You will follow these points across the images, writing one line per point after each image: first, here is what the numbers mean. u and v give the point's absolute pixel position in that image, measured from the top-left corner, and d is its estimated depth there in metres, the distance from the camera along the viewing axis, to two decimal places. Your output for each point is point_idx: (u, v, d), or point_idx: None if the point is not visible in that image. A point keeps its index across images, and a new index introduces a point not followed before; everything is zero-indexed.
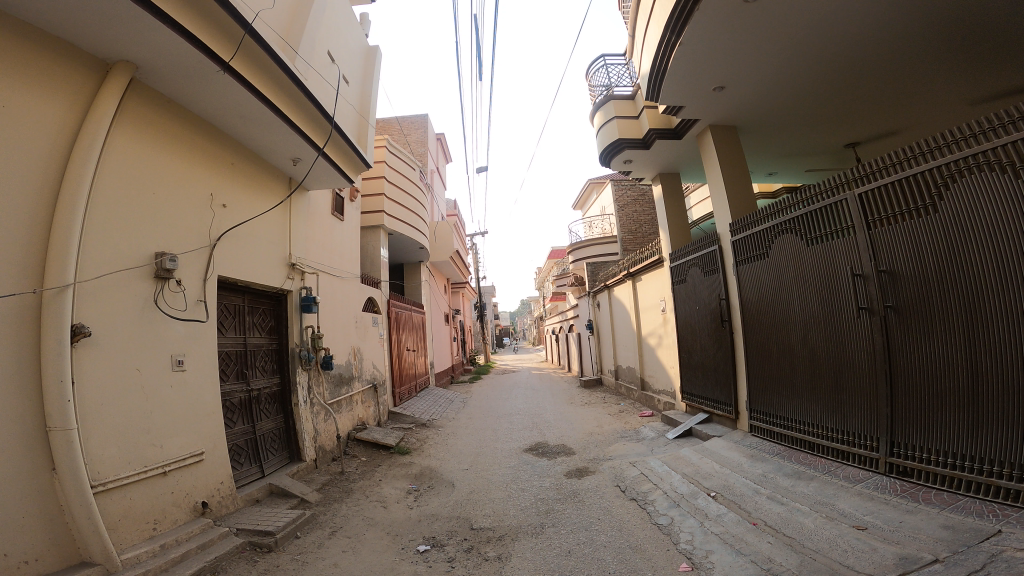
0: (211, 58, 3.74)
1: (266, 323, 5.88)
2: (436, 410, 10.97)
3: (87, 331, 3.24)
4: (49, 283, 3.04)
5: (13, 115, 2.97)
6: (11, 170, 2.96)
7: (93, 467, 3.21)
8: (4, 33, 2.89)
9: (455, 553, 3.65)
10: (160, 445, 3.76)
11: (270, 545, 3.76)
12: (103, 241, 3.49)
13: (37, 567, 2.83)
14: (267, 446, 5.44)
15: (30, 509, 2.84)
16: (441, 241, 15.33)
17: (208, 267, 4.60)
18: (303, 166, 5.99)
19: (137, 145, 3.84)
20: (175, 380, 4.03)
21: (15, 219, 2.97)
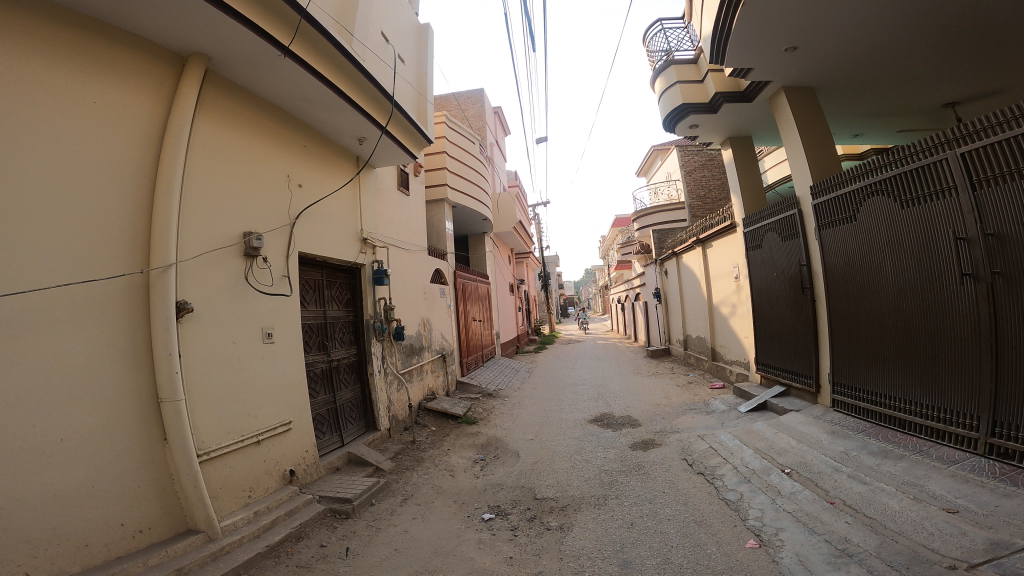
0: (284, 53, 3.97)
1: (343, 296, 6.19)
2: (502, 379, 11.25)
3: (190, 307, 3.56)
4: (155, 263, 3.35)
5: (110, 114, 3.25)
6: (114, 163, 3.26)
7: (201, 437, 3.58)
8: (95, 36, 3.16)
9: (518, 522, 3.79)
10: (253, 415, 4.11)
11: (348, 512, 4.05)
12: (199, 229, 3.80)
13: (149, 536, 3.16)
14: (346, 415, 5.81)
15: (144, 478, 3.19)
16: (504, 211, 15.38)
17: (290, 244, 4.88)
18: (368, 144, 6.14)
19: (220, 137, 4.09)
20: (266, 351, 4.37)
21: (121, 211, 3.27)
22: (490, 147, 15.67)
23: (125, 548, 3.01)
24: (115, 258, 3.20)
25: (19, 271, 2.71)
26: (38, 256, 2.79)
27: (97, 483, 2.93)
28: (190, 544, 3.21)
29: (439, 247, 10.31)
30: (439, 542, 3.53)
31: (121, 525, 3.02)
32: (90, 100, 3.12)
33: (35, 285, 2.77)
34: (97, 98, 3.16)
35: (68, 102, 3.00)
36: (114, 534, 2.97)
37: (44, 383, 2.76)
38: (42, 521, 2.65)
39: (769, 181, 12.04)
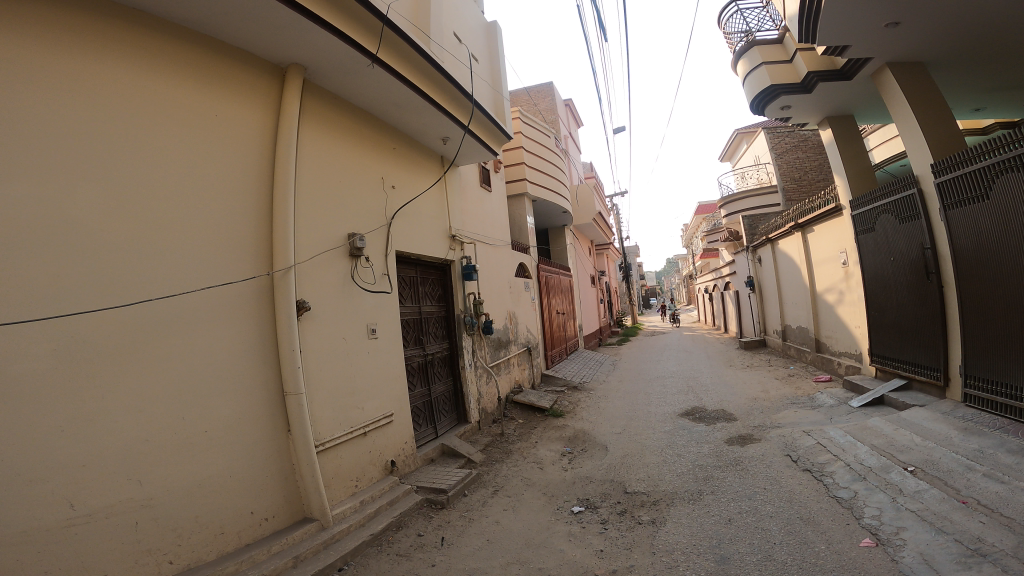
0: (375, 62, 4.22)
1: (436, 292, 6.42)
2: (587, 372, 11.19)
3: (307, 306, 3.87)
4: (277, 267, 3.68)
5: (229, 132, 3.56)
6: (237, 173, 3.59)
7: (319, 427, 3.87)
8: (212, 55, 3.47)
9: (608, 515, 3.78)
10: (360, 407, 4.37)
11: (443, 502, 4.21)
12: (310, 234, 4.09)
13: (272, 523, 3.44)
14: (440, 408, 6.03)
15: (268, 468, 3.47)
16: (583, 203, 15.26)
17: (388, 244, 5.13)
18: (452, 144, 6.30)
19: (321, 148, 4.38)
20: (370, 346, 4.63)
21: (243, 221, 3.58)
22: (566, 140, 15.60)
23: (251, 533, 3.29)
24: (240, 265, 3.51)
25: (165, 280, 3.03)
26: (178, 266, 3.11)
27: (230, 472, 3.22)
28: (307, 532, 3.45)
29: (522, 241, 10.41)
30: (531, 533, 3.59)
31: (250, 513, 3.31)
32: (212, 119, 3.44)
33: (178, 291, 3.09)
34: (218, 113, 3.49)
35: (196, 116, 3.33)
36: (243, 521, 3.25)
37: (188, 381, 3.07)
38: (186, 511, 2.95)
39: (876, 160, 11.12)
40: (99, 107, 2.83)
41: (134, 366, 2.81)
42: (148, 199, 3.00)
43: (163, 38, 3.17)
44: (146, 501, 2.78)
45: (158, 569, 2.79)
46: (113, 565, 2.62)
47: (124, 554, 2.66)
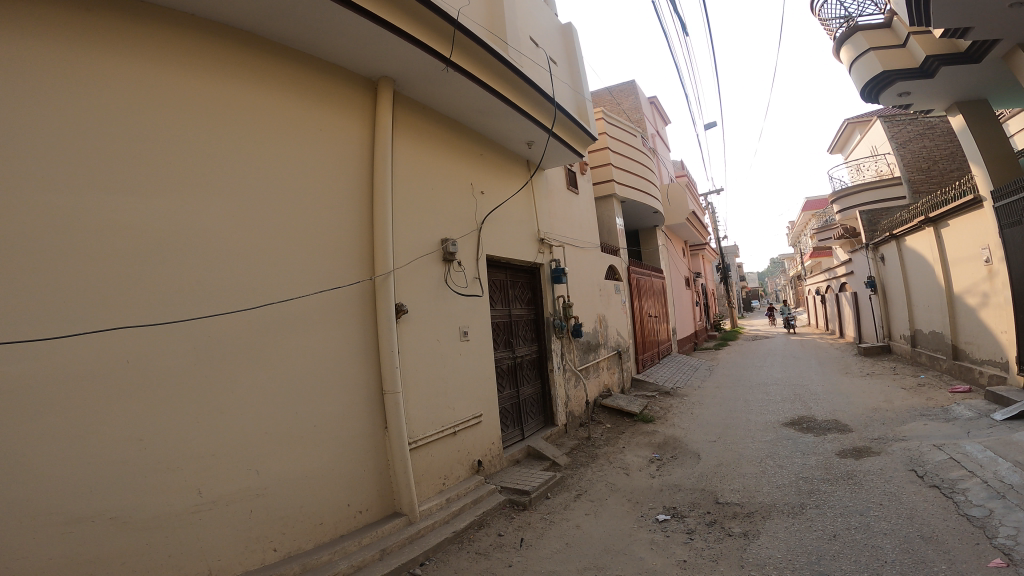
0: (448, 65, 4.23)
1: (525, 295, 6.48)
2: (681, 377, 10.79)
3: (404, 309, 4.07)
4: (378, 271, 3.89)
5: (328, 146, 3.80)
6: (338, 185, 3.83)
7: (412, 426, 4.03)
8: (311, 72, 3.74)
9: (695, 525, 3.61)
10: (451, 407, 4.50)
11: (525, 503, 4.23)
12: (404, 239, 4.28)
13: (366, 516, 3.59)
14: (528, 410, 6.07)
15: (365, 465, 3.64)
16: (676, 203, 14.74)
17: (478, 249, 5.27)
18: (537, 147, 6.33)
19: (412, 158, 4.56)
20: (462, 348, 4.77)
21: (343, 230, 3.80)
22: (652, 138, 15.10)
23: (347, 525, 3.46)
24: (343, 272, 3.74)
25: (274, 287, 3.28)
26: (286, 274, 3.36)
27: (331, 467, 3.42)
28: (395, 526, 3.57)
29: (612, 243, 10.26)
30: (613, 539, 3.52)
31: (348, 506, 3.48)
32: (314, 134, 3.71)
33: (286, 297, 3.33)
34: (321, 126, 3.76)
35: (300, 130, 3.60)
36: (341, 513, 3.44)
37: (294, 380, 3.30)
38: (291, 502, 3.17)
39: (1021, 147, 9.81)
40: (216, 130, 3.11)
41: (248, 366, 3.06)
42: (258, 212, 3.27)
43: (267, 64, 3.45)
44: (258, 491, 3.02)
45: (266, 556, 3.01)
46: (230, 548, 2.87)
47: (239, 538, 2.91)
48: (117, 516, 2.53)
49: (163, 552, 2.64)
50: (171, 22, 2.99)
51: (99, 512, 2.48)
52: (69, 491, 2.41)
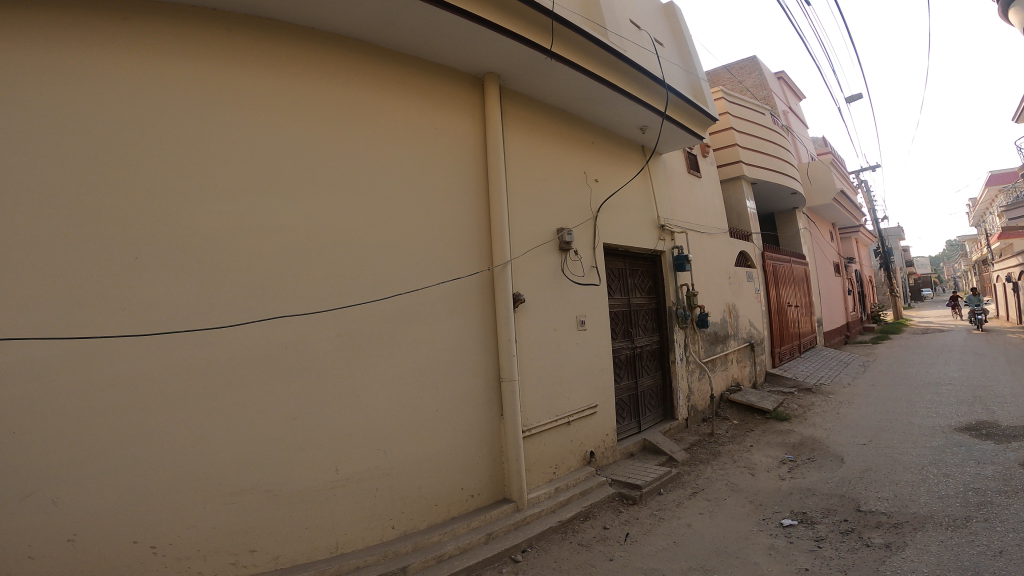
0: (551, 56, 4.04)
1: (645, 284, 6.20)
2: (826, 373, 9.74)
3: (523, 298, 4.05)
4: (497, 261, 3.84)
5: (440, 144, 3.78)
6: (454, 181, 3.82)
7: (528, 414, 4.00)
8: (418, 74, 3.71)
9: (827, 533, 3.21)
10: (566, 396, 4.41)
11: (634, 498, 4.05)
12: (520, 228, 4.27)
13: (476, 500, 3.52)
14: (646, 402, 5.83)
15: (481, 451, 3.63)
16: (817, 181, 13.32)
17: (595, 236, 5.13)
18: (650, 132, 5.96)
19: (526, 147, 4.52)
20: (579, 337, 4.69)
21: (460, 223, 3.80)
22: (784, 115, 13.48)
23: (460, 508, 3.43)
24: (460, 263, 3.72)
25: (398, 278, 3.37)
26: (408, 263, 3.44)
27: (453, 451, 3.46)
28: (501, 512, 3.51)
29: (742, 228, 9.51)
30: (727, 541, 3.24)
31: (461, 489, 3.46)
32: (426, 133, 3.70)
33: (410, 288, 3.41)
34: (431, 125, 3.74)
35: (412, 130, 3.62)
36: (455, 496, 3.42)
37: (417, 368, 3.36)
38: (412, 482, 3.23)
39: None
40: (329, 136, 3.20)
41: (372, 355, 3.17)
42: (382, 205, 3.37)
43: (384, 64, 3.53)
44: (386, 471, 3.12)
45: (385, 533, 3.07)
46: (357, 523, 2.98)
47: (364, 515, 3.01)
48: (267, 488, 2.75)
49: (304, 523, 2.82)
50: (296, 36, 3.16)
51: (252, 486, 2.71)
52: (226, 467, 2.66)
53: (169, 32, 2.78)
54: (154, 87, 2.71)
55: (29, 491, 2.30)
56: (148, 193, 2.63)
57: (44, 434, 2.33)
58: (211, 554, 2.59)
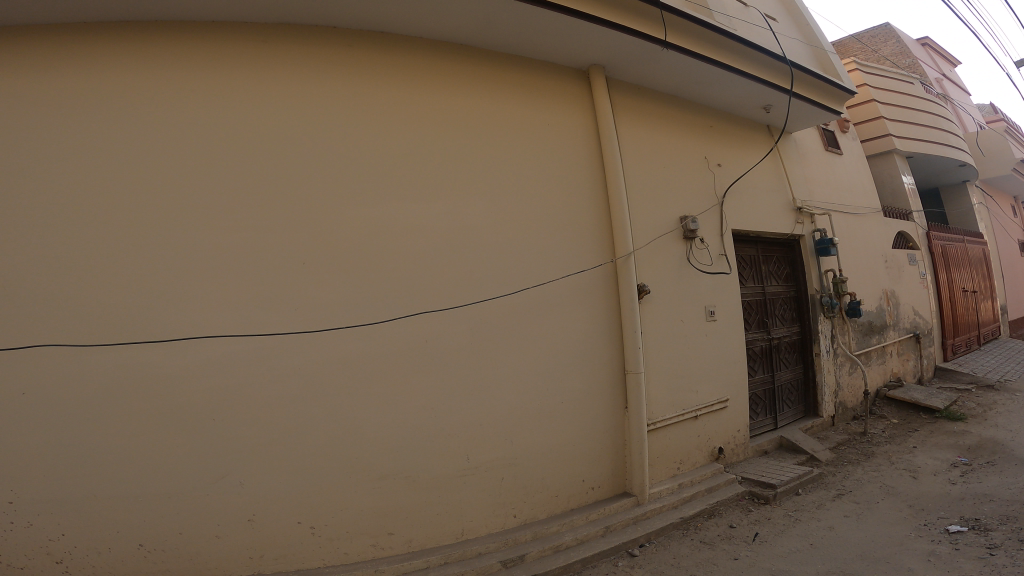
0: (666, 45, 3.73)
1: (782, 271, 5.62)
2: (1014, 368, 8.34)
3: (647, 290, 3.73)
4: (618, 253, 3.56)
5: (550, 138, 3.57)
6: (567, 174, 3.58)
7: (651, 407, 3.72)
8: (518, 71, 3.53)
9: (1004, 541, 2.77)
10: (696, 390, 4.06)
11: (768, 497, 3.74)
12: (643, 213, 3.94)
13: (597, 494, 3.39)
14: (785, 397, 5.35)
15: (606, 443, 3.44)
16: (991, 152, 11.51)
17: (722, 224, 4.57)
18: (778, 110, 5.22)
19: (646, 128, 4.17)
20: (707, 329, 4.25)
21: (579, 213, 3.57)
22: (937, 81, 11.49)
23: (580, 501, 3.31)
24: (578, 253, 3.50)
25: (525, 273, 3.27)
26: (536, 256, 3.33)
27: (577, 442, 3.32)
28: (622, 505, 3.35)
29: (898, 207, 8.39)
30: (877, 546, 2.91)
31: (582, 481, 3.33)
32: (531, 129, 3.50)
33: (539, 282, 3.31)
34: (537, 121, 3.54)
35: (518, 127, 3.45)
36: (575, 488, 3.29)
37: (540, 360, 3.24)
38: (535, 473, 3.15)
39: None
40: (434, 140, 3.14)
41: (498, 352, 3.11)
42: (494, 203, 3.25)
43: (499, 60, 3.48)
44: (511, 461, 3.08)
45: (506, 522, 3.05)
46: (481, 510, 2.99)
47: (488, 503, 3.01)
48: (406, 475, 2.84)
49: (436, 509, 2.89)
50: (390, 47, 3.12)
51: (390, 472, 2.81)
52: (369, 458, 2.77)
53: (304, 51, 2.92)
54: (292, 105, 2.86)
55: (215, 478, 2.57)
56: (296, 203, 2.79)
57: (220, 423, 2.58)
58: (355, 536, 2.74)
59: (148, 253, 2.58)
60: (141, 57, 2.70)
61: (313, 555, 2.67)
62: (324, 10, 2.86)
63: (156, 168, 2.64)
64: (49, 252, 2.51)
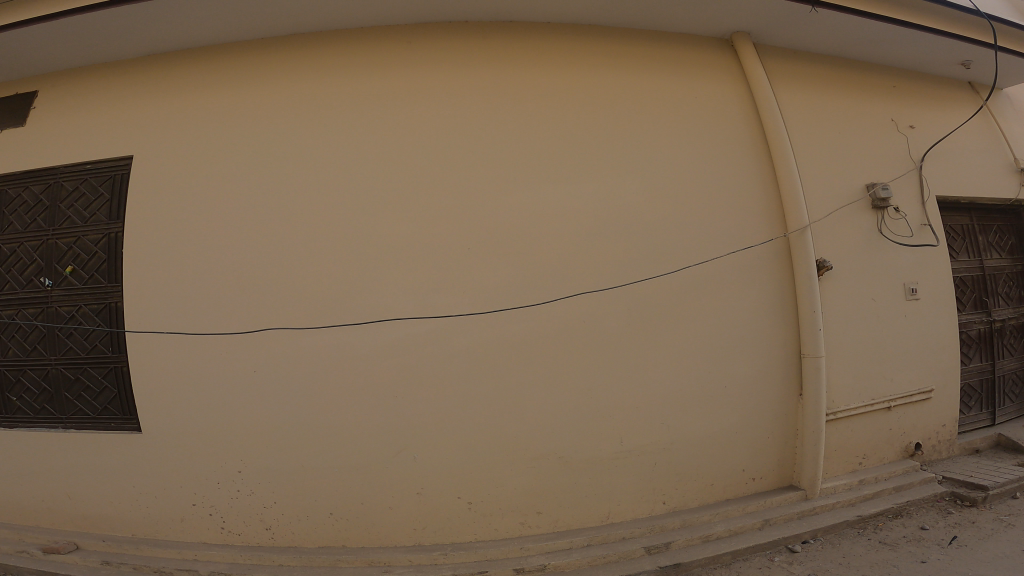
0: (816, 6, 3.00)
1: (1005, 243, 4.54)
2: None
3: (830, 265, 3.15)
4: (792, 226, 3.06)
5: (698, 121, 3.14)
6: (726, 155, 3.12)
7: (833, 394, 3.32)
8: (651, 52, 3.15)
9: None
10: (891, 377, 3.54)
11: (975, 500, 3.25)
12: (819, 184, 3.43)
13: (760, 485, 3.16)
14: (1007, 390, 4.47)
15: (774, 432, 3.16)
16: None
17: (924, 189, 3.82)
18: (985, 63, 4.11)
19: (820, 83, 3.60)
20: (911, 311, 3.63)
21: (743, 194, 3.14)
22: None
23: (737, 491, 3.12)
24: (741, 226, 3.11)
25: (689, 250, 3.01)
26: (698, 232, 3.04)
27: (740, 429, 3.10)
28: (787, 500, 3.10)
29: None
30: None
31: (741, 471, 3.12)
32: (675, 113, 3.11)
33: (702, 259, 3.02)
34: (682, 104, 3.13)
35: (662, 111, 3.09)
36: (733, 478, 3.10)
37: (702, 344, 3.01)
38: (690, 459, 3.02)
39: None
40: (573, 127, 2.99)
41: (654, 336, 2.96)
42: (643, 188, 3.00)
43: (629, 40, 3.15)
44: (666, 446, 2.98)
45: (655, 507, 3.00)
46: (629, 496, 2.96)
47: (637, 490, 2.96)
48: (559, 456, 2.90)
49: (587, 491, 2.92)
50: (524, 36, 3.05)
51: (542, 454, 2.88)
52: (525, 438, 2.87)
53: (448, 46, 2.99)
54: (441, 100, 2.94)
55: (393, 451, 2.85)
56: (449, 194, 2.88)
57: (392, 401, 2.84)
58: (505, 514, 2.87)
59: (324, 250, 2.88)
60: (307, 76, 2.99)
61: (467, 529, 2.85)
62: (459, 7, 2.88)
63: (330, 173, 2.92)
64: (252, 253, 2.93)
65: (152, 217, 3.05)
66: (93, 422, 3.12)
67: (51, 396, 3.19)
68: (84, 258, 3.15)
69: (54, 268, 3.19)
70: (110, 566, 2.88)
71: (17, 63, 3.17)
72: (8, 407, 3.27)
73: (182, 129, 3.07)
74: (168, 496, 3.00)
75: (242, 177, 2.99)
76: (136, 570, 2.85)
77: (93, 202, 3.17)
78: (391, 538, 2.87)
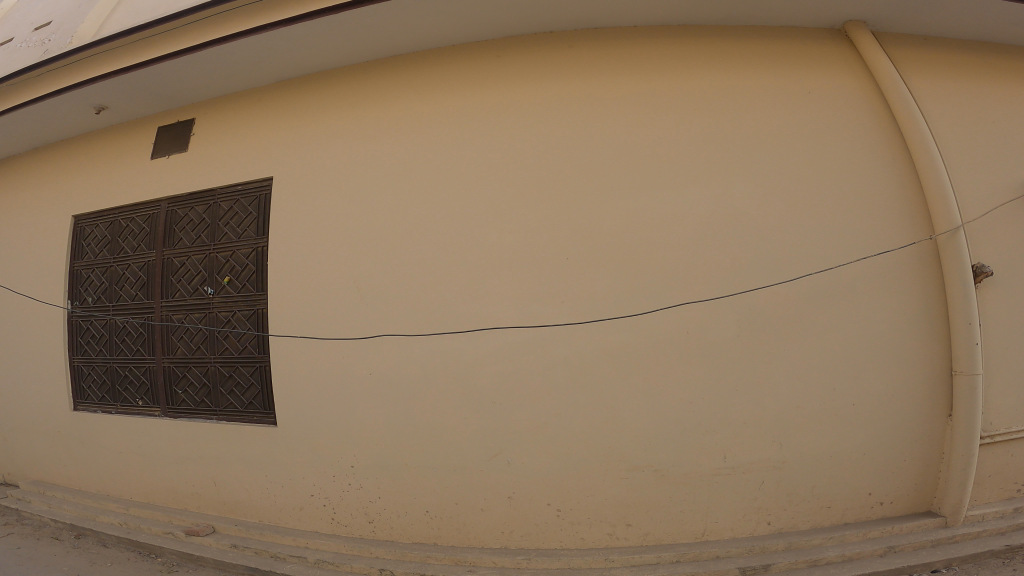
0: None
1: None
2: None
3: (991, 271, 2.77)
4: (940, 227, 2.72)
5: (817, 118, 2.88)
6: (855, 148, 2.87)
7: (985, 414, 2.86)
8: (756, 51, 2.93)
9: None
10: None
11: None
12: (976, 177, 2.91)
13: (889, 509, 2.87)
14: None
15: (910, 454, 2.84)
16: None
17: None
18: None
19: (978, 50, 2.99)
20: None
21: (876, 191, 2.84)
22: None
23: (863, 515, 2.85)
24: (872, 226, 2.82)
25: (805, 257, 2.80)
26: (815, 235, 2.82)
27: (867, 450, 2.82)
28: (920, 527, 2.79)
29: None
30: None
31: (867, 495, 2.85)
32: (788, 112, 2.89)
33: (818, 268, 2.80)
34: (795, 101, 2.89)
35: (774, 110, 2.89)
36: (854, 501, 2.84)
37: (819, 358, 2.79)
38: (805, 479, 2.81)
39: None
40: (677, 130, 2.88)
41: (771, 347, 2.79)
42: (760, 188, 2.84)
43: (730, 38, 2.94)
44: (779, 464, 2.80)
45: (758, 527, 2.81)
46: (732, 514, 2.81)
47: (741, 507, 2.81)
48: (657, 469, 2.79)
49: (687, 506, 2.80)
50: (622, 38, 2.96)
51: (639, 465, 2.79)
52: (624, 449, 2.79)
53: (543, 54, 2.98)
54: (537, 110, 2.95)
55: (492, 454, 2.88)
56: (548, 201, 2.88)
57: (494, 405, 2.88)
58: (596, 523, 2.81)
59: (428, 256, 3.00)
60: (410, 93, 3.11)
61: (554, 535, 2.83)
62: (549, 15, 2.83)
63: (433, 183, 3.03)
64: (366, 259, 3.10)
65: (278, 231, 3.32)
66: (242, 415, 3.42)
67: (209, 390, 3.54)
68: (238, 270, 3.47)
69: (214, 278, 3.55)
70: (238, 549, 3.14)
71: (166, 97, 3.57)
72: (175, 399, 3.68)
73: (304, 146, 3.31)
74: (292, 485, 3.24)
75: (351, 191, 3.17)
76: (256, 554, 3.09)
77: (244, 220, 3.47)
78: (481, 540, 2.90)
